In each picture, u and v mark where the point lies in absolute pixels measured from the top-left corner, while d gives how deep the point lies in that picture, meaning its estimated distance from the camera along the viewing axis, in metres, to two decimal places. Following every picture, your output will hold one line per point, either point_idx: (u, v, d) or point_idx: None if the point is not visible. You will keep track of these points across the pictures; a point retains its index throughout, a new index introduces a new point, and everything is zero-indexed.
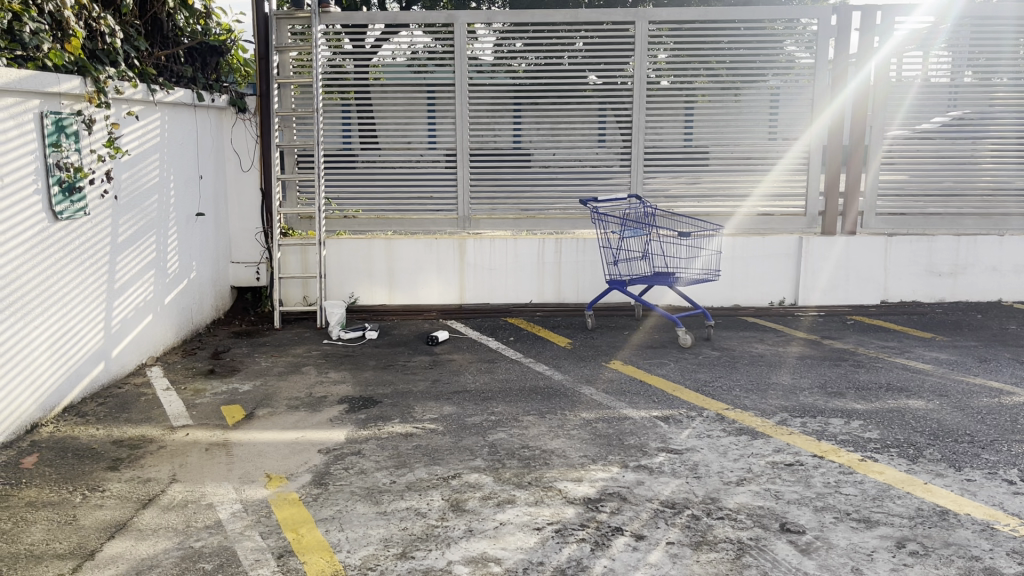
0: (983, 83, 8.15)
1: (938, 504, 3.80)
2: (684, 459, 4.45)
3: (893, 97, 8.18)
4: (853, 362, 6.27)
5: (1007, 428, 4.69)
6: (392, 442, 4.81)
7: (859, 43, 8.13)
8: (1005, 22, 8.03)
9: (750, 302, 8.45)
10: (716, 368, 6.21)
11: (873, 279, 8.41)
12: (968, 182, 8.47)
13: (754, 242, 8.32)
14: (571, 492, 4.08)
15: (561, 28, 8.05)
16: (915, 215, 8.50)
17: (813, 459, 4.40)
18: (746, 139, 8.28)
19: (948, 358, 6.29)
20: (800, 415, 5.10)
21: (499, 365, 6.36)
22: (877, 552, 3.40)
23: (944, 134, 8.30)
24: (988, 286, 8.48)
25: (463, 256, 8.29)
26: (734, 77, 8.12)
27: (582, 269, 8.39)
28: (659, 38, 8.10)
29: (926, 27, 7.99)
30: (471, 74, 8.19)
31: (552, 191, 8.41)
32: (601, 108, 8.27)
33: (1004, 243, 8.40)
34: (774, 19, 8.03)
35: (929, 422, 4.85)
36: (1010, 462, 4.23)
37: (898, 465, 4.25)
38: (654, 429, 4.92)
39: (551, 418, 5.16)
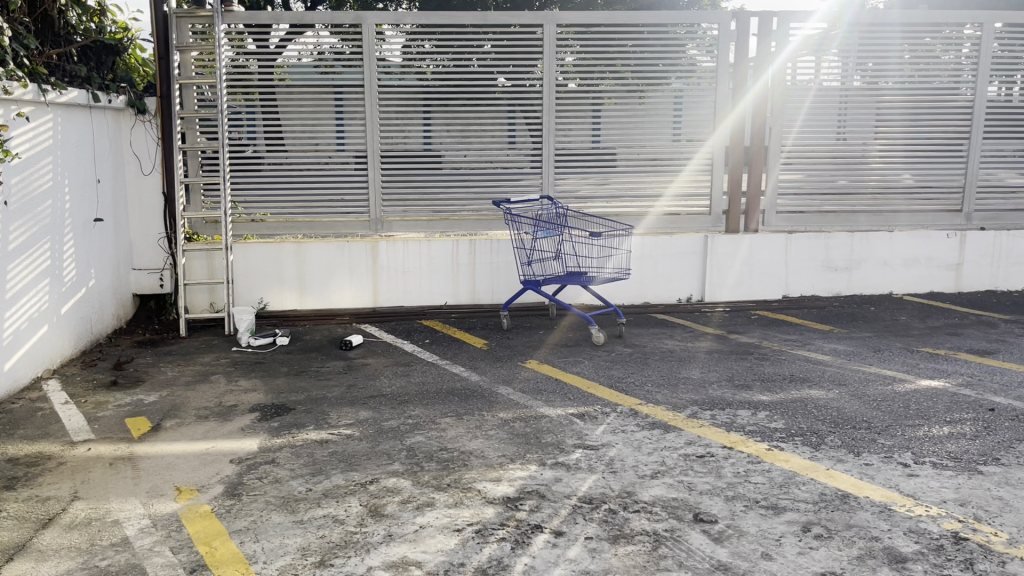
0: (871, 87, 8.60)
1: (839, 489, 3.98)
2: (600, 454, 4.53)
3: (792, 100, 8.55)
4: (758, 355, 6.50)
5: (901, 414, 4.95)
6: (307, 449, 4.73)
7: (758, 49, 8.45)
8: (892, 28, 8.45)
9: (659, 300, 8.65)
10: (630, 364, 6.34)
11: (775, 275, 8.74)
12: (860, 181, 8.85)
13: (663, 241, 8.52)
14: (490, 492, 4.10)
15: (470, 30, 8.07)
16: (812, 213, 8.85)
17: (723, 450, 4.54)
18: (653, 141, 8.49)
19: (845, 350, 6.59)
20: (710, 408, 5.25)
21: (415, 368, 6.33)
22: (784, 537, 3.54)
23: (837, 133, 8.70)
24: (881, 280, 8.92)
25: (376, 259, 8.21)
26: (640, 79, 8.30)
27: (497, 270, 8.42)
28: (566, 41, 8.25)
29: (819, 33, 8.40)
30: (380, 75, 8.11)
31: (464, 193, 8.40)
32: (510, 110, 8.34)
33: (895, 239, 8.85)
34: (678, 24, 8.25)
35: (831, 411, 5.08)
36: (904, 446, 4.45)
37: (802, 453, 4.43)
38: (571, 426, 4.99)
39: (468, 419, 5.16)
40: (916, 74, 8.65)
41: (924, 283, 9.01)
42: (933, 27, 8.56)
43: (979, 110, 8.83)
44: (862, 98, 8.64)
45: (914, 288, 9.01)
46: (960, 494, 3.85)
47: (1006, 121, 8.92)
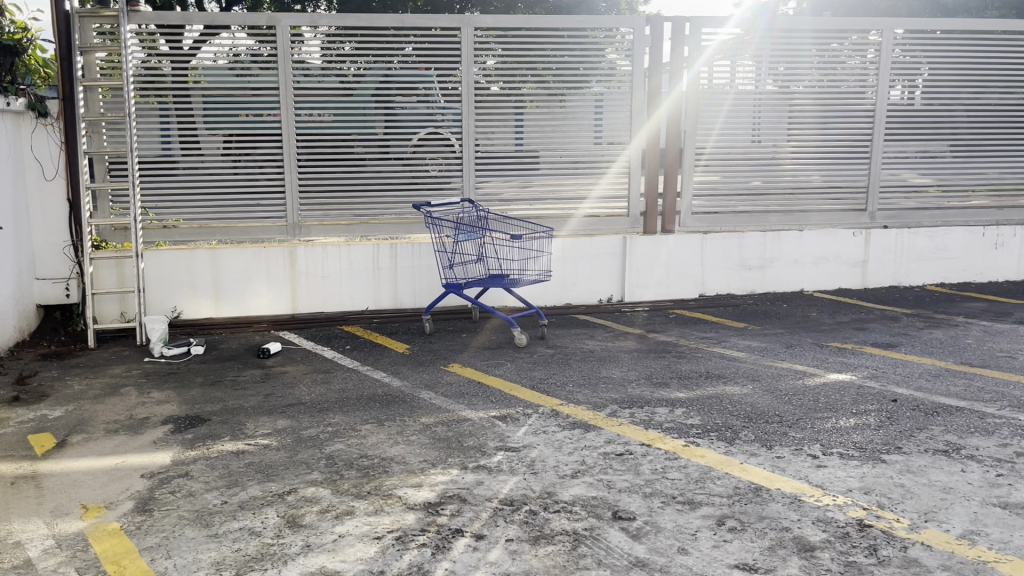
0: (783, 91, 8.89)
1: (751, 482, 4.09)
2: (522, 456, 4.55)
3: (710, 103, 8.76)
4: (676, 353, 6.63)
5: (811, 407, 5.12)
6: (223, 461, 4.61)
7: (672, 53, 8.63)
8: (801, 34, 8.79)
9: (581, 301, 8.73)
10: (552, 365, 6.39)
11: (691, 274, 8.93)
12: (772, 182, 9.11)
13: (582, 243, 8.62)
14: (410, 498, 4.07)
15: (390, 33, 8.02)
16: (727, 214, 9.06)
17: (641, 447, 4.61)
18: (575, 143, 8.56)
19: (759, 346, 6.78)
20: (629, 406, 5.33)
21: (335, 375, 6.24)
22: (700, 531, 3.62)
23: (752, 136, 8.94)
24: (792, 278, 9.21)
25: (295, 265, 8.07)
26: (560, 83, 8.39)
27: (418, 274, 8.37)
28: (487, 44, 8.27)
29: (734, 39, 8.65)
30: (298, 77, 8.00)
31: (386, 196, 8.32)
32: (434, 114, 8.30)
33: (804, 238, 9.16)
34: (596, 28, 8.35)
35: (744, 406, 5.22)
36: (813, 438, 4.61)
37: (717, 448, 4.54)
38: (492, 429, 5.00)
39: (389, 425, 5.12)
40: (825, 78, 8.99)
41: (833, 279, 9.34)
42: (839, 33, 8.94)
43: (884, 113, 9.21)
44: (774, 102, 8.92)
45: (824, 285, 9.33)
46: (865, 482, 4.00)
47: (909, 124, 9.31)
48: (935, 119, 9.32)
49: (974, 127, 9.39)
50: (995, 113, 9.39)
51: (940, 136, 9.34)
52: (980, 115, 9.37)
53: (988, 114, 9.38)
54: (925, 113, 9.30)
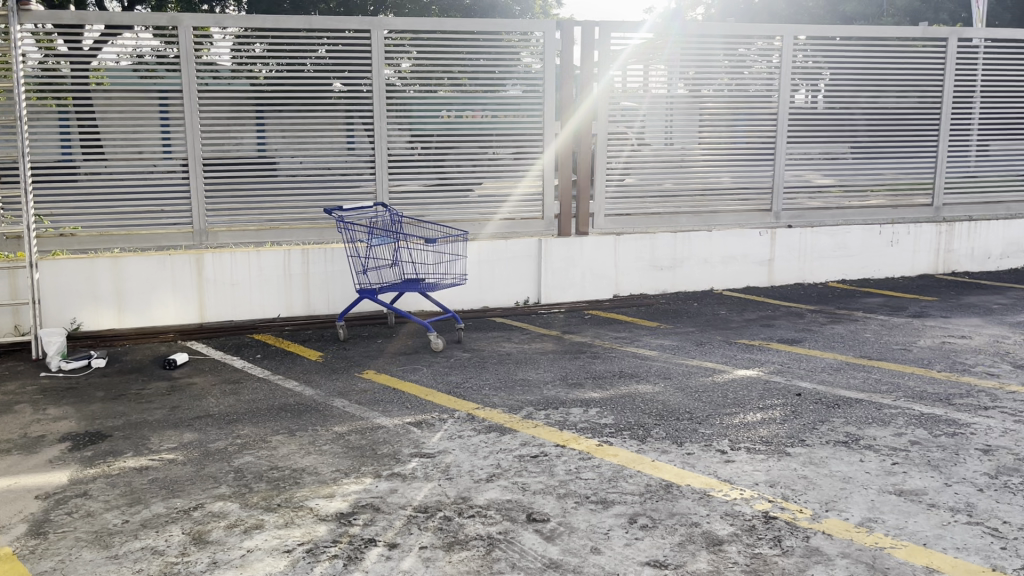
0: (693, 94, 9.11)
1: (663, 479, 4.16)
2: (436, 461, 4.52)
3: (626, 106, 8.93)
4: (591, 354, 6.70)
5: (720, 403, 5.24)
6: (125, 478, 4.43)
7: (582, 57, 8.71)
8: (712, 39, 9.04)
9: (497, 304, 8.73)
10: (468, 369, 6.36)
11: (605, 275, 9.04)
12: (685, 183, 9.31)
13: (497, 246, 8.63)
14: (322, 509, 3.99)
15: (302, 36, 7.86)
16: (640, 215, 9.21)
17: (556, 449, 4.64)
18: (491, 146, 8.57)
19: (671, 344, 6.91)
20: (544, 408, 5.36)
21: (245, 385, 6.07)
22: (612, 530, 3.66)
23: (665, 137, 9.11)
24: (702, 277, 9.42)
25: (201, 272, 7.83)
26: (476, 86, 8.37)
27: (332, 280, 8.22)
28: (401, 46, 8.18)
29: (649, 42, 8.80)
30: (206, 79, 7.78)
31: (298, 201, 8.15)
32: (349, 117, 8.20)
33: (713, 238, 9.38)
34: (511, 32, 8.39)
35: (656, 404, 5.30)
36: (722, 433, 4.72)
37: (630, 447, 4.60)
38: (407, 435, 4.94)
39: (301, 435, 5.01)
40: (733, 82, 9.26)
41: (741, 278, 9.60)
42: (744, 39, 9.22)
43: (788, 115, 9.52)
44: (684, 105, 9.12)
45: (733, 283, 9.58)
46: (770, 475, 4.11)
47: (813, 125, 9.64)
48: (837, 121, 9.68)
49: (873, 129, 9.80)
50: (892, 115, 9.84)
51: (844, 137, 9.69)
52: (878, 118, 9.79)
53: (885, 116, 9.82)
54: (829, 115, 9.65)
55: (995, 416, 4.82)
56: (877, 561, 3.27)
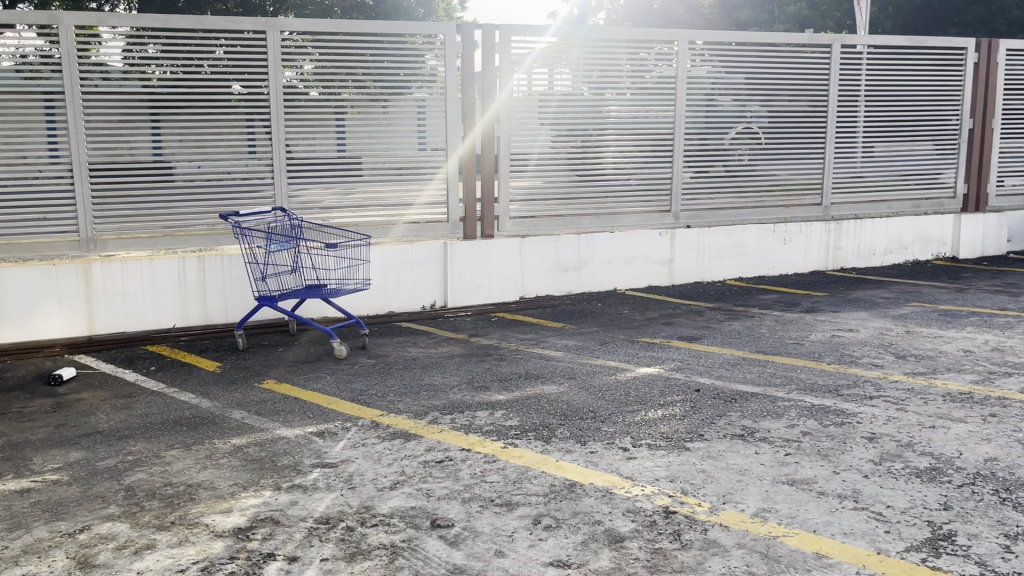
0: (598, 98, 9.26)
1: (567, 478, 4.19)
2: (339, 471, 4.42)
3: (530, 110, 9.01)
4: (497, 356, 6.70)
5: (623, 401, 5.32)
6: (4, 502, 4.18)
7: (483, 60, 8.73)
8: (614, 44, 9.23)
9: (403, 308, 8.62)
10: (372, 375, 6.26)
11: (511, 277, 9.05)
12: (589, 186, 9.44)
13: (403, 250, 8.52)
14: (219, 525, 3.85)
15: (198, 36, 7.62)
16: (544, 217, 9.26)
17: (460, 453, 4.61)
18: (397, 149, 8.47)
19: (575, 344, 6.98)
20: (449, 412, 5.32)
21: (138, 399, 5.81)
22: (517, 532, 3.65)
23: (570, 141, 9.22)
24: (606, 277, 9.55)
25: (89, 282, 7.47)
26: (382, 89, 8.26)
27: (230, 287, 7.97)
28: (303, 48, 8.02)
29: (552, 47, 8.91)
30: (95, 81, 7.49)
31: (195, 206, 7.88)
32: (249, 119, 7.99)
33: (616, 239, 9.52)
34: (415, 34, 8.34)
35: (561, 404, 5.34)
36: (624, 431, 4.79)
37: (534, 448, 4.61)
38: (309, 445, 4.83)
39: (197, 449, 4.83)
40: (636, 87, 9.44)
41: (643, 278, 9.76)
42: (644, 44, 9.44)
43: (688, 118, 9.78)
44: (587, 109, 9.25)
45: (636, 283, 9.74)
46: (670, 470, 4.19)
47: (712, 128, 9.94)
48: (734, 124, 10.01)
49: (766, 131, 10.20)
50: (784, 119, 10.26)
51: (740, 139, 10.04)
52: (771, 121, 10.17)
53: (777, 120, 10.23)
54: (726, 118, 9.96)
55: (879, 405, 5.05)
56: (770, 549, 3.37)
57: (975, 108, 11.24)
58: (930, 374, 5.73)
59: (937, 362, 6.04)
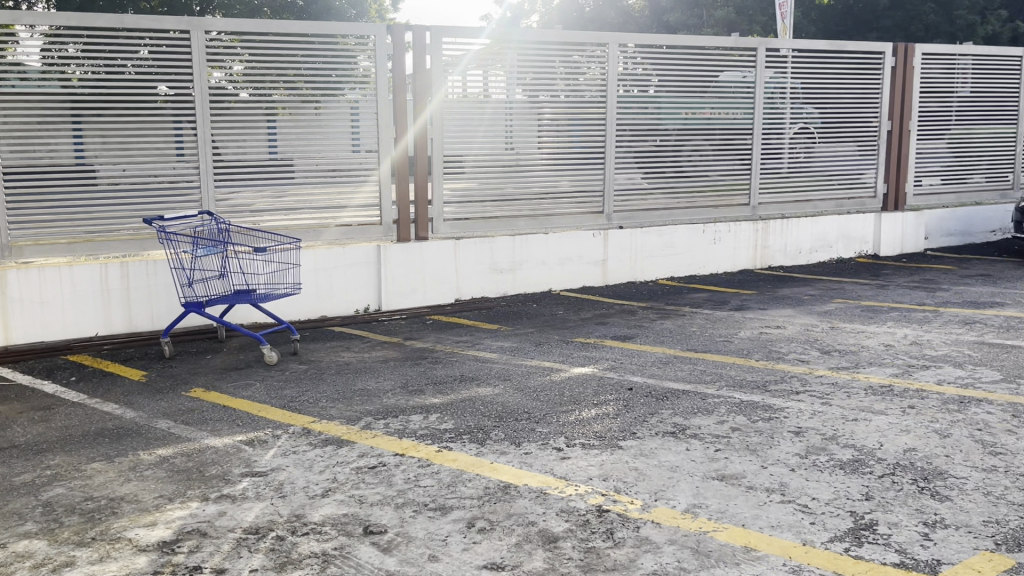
0: (531, 100, 9.30)
1: (501, 480, 4.18)
2: (269, 480, 4.33)
3: (464, 112, 8.96)
4: (431, 359, 6.66)
5: (557, 402, 5.34)
6: None
7: (415, 62, 8.67)
8: (546, 47, 9.27)
9: (336, 312, 8.49)
10: (304, 382, 6.15)
11: (446, 280, 9.01)
12: (524, 188, 9.45)
13: (335, 253, 8.39)
14: (143, 539, 3.73)
15: (122, 36, 7.42)
16: (478, 219, 9.24)
17: (394, 458, 4.56)
18: (331, 151, 8.36)
19: (510, 346, 6.98)
20: (382, 417, 5.26)
21: (57, 412, 5.59)
22: (450, 536, 3.63)
23: (505, 143, 9.22)
24: (541, 278, 9.57)
25: (4, 290, 7.19)
26: (314, 90, 8.14)
27: (155, 294, 7.73)
28: (232, 49, 7.85)
29: (484, 49, 8.92)
30: (12, 82, 7.16)
31: (119, 210, 7.64)
32: (176, 121, 7.79)
33: (550, 240, 9.55)
34: (347, 35, 8.25)
35: (496, 406, 5.33)
36: (558, 431, 4.80)
37: (469, 451, 4.59)
38: (238, 454, 4.72)
39: (121, 461, 4.68)
40: (569, 89, 9.51)
41: (577, 278, 9.81)
42: (577, 46, 9.49)
43: (620, 121, 9.89)
44: (520, 111, 9.27)
45: (571, 284, 9.78)
46: (604, 469, 4.22)
47: (643, 130, 10.07)
48: (665, 126, 10.16)
49: (696, 132, 10.39)
50: (713, 121, 10.47)
51: (670, 140, 10.20)
52: (701, 123, 10.36)
53: (707, 122, 10.43)
54: (657, 120, 10.10)
55: (805, 400, 5.18)
56: (700, 545, 3.42)
57: (893, 110, 11.65)
58: (853, 368, 5.90)
59: (860, 356, 6.22)
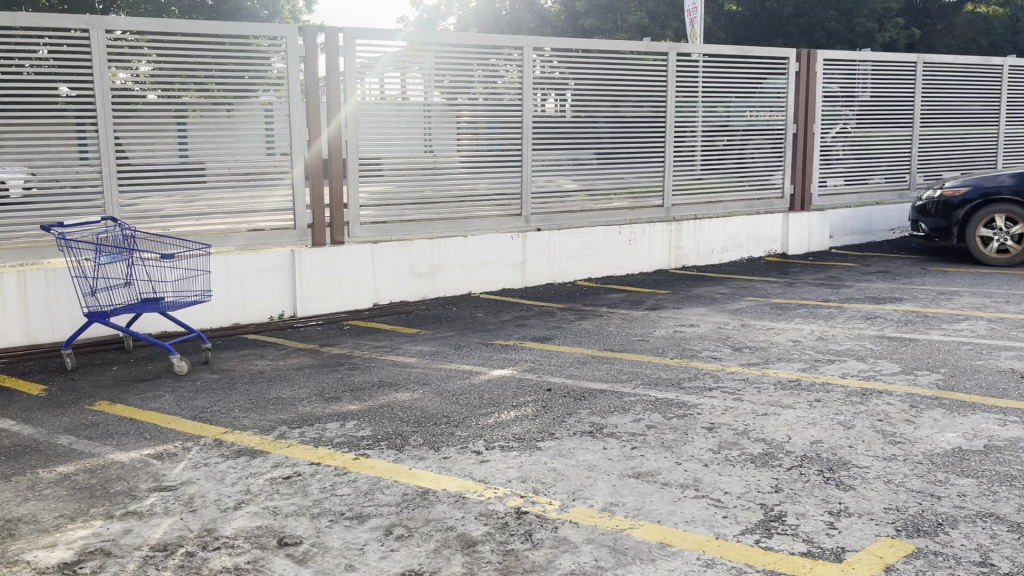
0: (450, 102, 9.26)
1: (419, 486, 4.14)
2: (178, 494, 4.19)
3: (382, 114, 8.87)
4: (348, 365, 6.56)
5: (476, 405, 5.33)
6: None
7: (328, 63, 8.53)
8: (463, 50, 9.27)
9: (249, 319, 8.28)
10: (216, 391, 5.98)
11: (363, 284, 8.89)
12: (443, 190, 9.42)
13: (248, 259, 8.19)
14: (42, 561, 3.55)
15: (18, 34, 7.07)
16: (396, 223, 9.15)
17: (310, 467, 4.47)
18: (244, 153, 8.18)
19: (430, 350, 6.94)
20: (298, 425, 5.15)
21: None
22: (368, 544, 3.57)
23: (423, 145, 9.16)
24: (460, 281, 9.54)
25: None
26: (225, 92, 7.95)
27: (56, 303, 7.39)
28: (138, 48, 7.58)
29: (400, 51, 8.85)
30: None
31: (17, 216, 7.26)
32: (79, 122, 7.49)
33: (468, 243, 9.54)
34: (258, 36, 8.05)
35: (414, 411, 5.29)
36: (478, 434, 4.79)
37: (386, 457, 4.53)
38: (145, 469, 4.54)
39: (18, 480, 4.44)
40: (487, 91, 9.53)
41: (496, 281, 9.82)
42: (494, 49, 9.53)
43: (537, 123, 9.95)
44: (439, 113, 9.22)
45: (490, 286, 9.78)
46: (523, 471, 4.23)
47: (562, 132, 10.15)
48: (582, 128, 10.27)
49: (613, 135, 10.52)
50: (629, 123, 10.63)
51: (588, 142, 10.31)
52: (617, 126, 10.51)
53: (623, 125, 10.58)
54: (575, 123, 10.20)
55: (718, 396, 5.31)
56: (617, 542, 3.46)
57: (798, 114, 12.07)
58: (763, 364, 6.07)
59: (769, 352, 6.42)
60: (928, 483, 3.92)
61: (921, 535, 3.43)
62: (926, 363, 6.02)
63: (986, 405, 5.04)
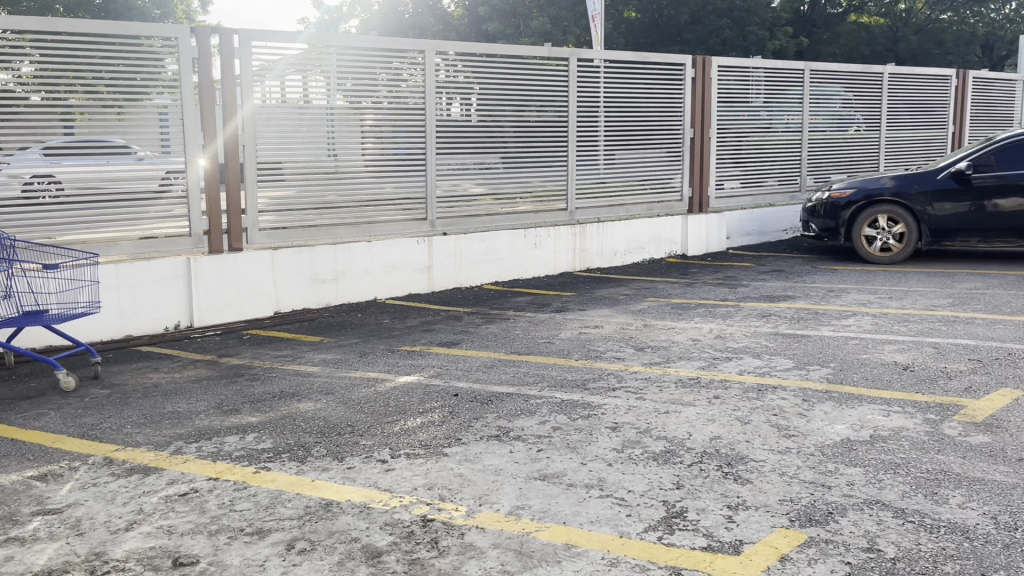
0: (353, 106, 9.13)
1: (322, 498, 4.04)
2: (64, 517, 3.97)
3: (281, 118, 8.68)
4: (248, 376, 6.36)
5: (382, 413, 5.25)
6: None
7: (224, 65, 8.30)
8: (365, 53, 9.15)
9: (143, 331, 7.94)
10: (106, 407, 5.70)
11: (264, 292, 8.65)
12: (347, 195, 9.27)
13: (140, 267, 7.86)
14: None
15: None
16: (298, 228, 8.96)
17: (207, 483, 4.31)
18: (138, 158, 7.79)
19: (333, 358, 6.81)
20: (195, 440, 4.97)
21: None
22: (268, 560, 3.47)
23: (326, 150, 9.00)
24: (365, 287, 9.40)
25: None
26: (115, 94, 7.60)
27: None
28: (20, 47, 7.17)
29: (299, 54, 8.68)
30: None
31: None
32: None
33: (373, 248, 9.41)
34: (150, 37, 7.79)
35: (317, 421, 5.17)
36: (383, 443, 4.72)
37: (288, 470, 4.42)
38: (28, 492, 4.29)
39: None
40: (391, 95, 9.44)
41: (402, 286, 9.72)
42: (397, 53, 9.44)
43: (442, 127, 9.92)
44: (342, 117, 9.08)
45: (396, 292, 9.67)
46: (428, 478, 4.19)
47: (467, 136, 10.14)
48: (487, 132, 10.30)
49: (517, 139, 10.58)
50: (534, 128, 10.71)
51: (493, 146, 10.34)
52: (522, 129, 10.59)
53: (528, 129, 10.66)
54: (480, 127, 10.22)
55: (621, 396, 5.39)
56: (523, 546, 3.46)
57: (695, 119, 12.43)
58: (664, 363, 6.21)
59: (671, 352, 6.56)
60: (819, 474, 4.08)
61: (813, 524, 3.56)
62: (817, 358, 6.27)
63: (872, 397, 5.28)
